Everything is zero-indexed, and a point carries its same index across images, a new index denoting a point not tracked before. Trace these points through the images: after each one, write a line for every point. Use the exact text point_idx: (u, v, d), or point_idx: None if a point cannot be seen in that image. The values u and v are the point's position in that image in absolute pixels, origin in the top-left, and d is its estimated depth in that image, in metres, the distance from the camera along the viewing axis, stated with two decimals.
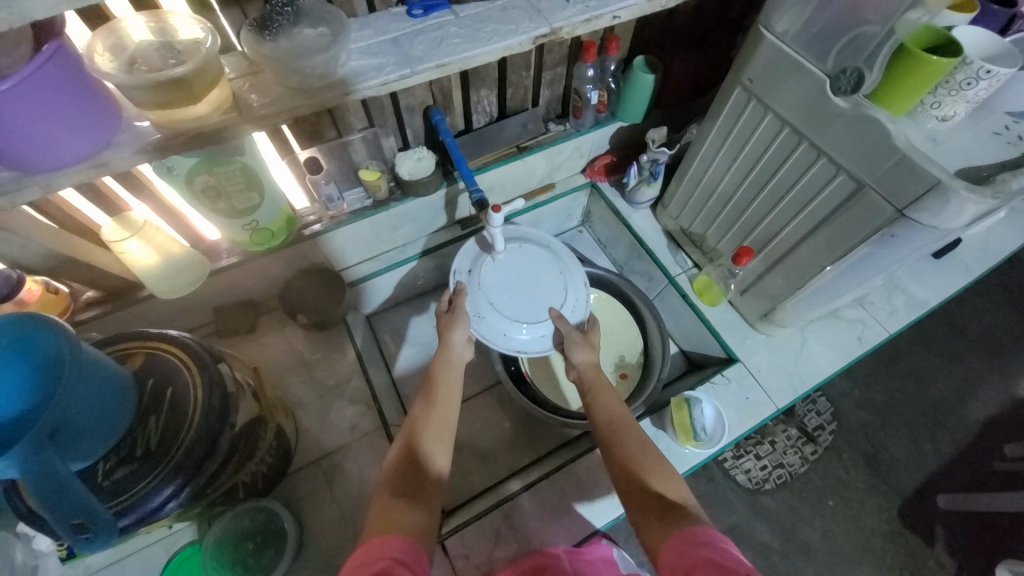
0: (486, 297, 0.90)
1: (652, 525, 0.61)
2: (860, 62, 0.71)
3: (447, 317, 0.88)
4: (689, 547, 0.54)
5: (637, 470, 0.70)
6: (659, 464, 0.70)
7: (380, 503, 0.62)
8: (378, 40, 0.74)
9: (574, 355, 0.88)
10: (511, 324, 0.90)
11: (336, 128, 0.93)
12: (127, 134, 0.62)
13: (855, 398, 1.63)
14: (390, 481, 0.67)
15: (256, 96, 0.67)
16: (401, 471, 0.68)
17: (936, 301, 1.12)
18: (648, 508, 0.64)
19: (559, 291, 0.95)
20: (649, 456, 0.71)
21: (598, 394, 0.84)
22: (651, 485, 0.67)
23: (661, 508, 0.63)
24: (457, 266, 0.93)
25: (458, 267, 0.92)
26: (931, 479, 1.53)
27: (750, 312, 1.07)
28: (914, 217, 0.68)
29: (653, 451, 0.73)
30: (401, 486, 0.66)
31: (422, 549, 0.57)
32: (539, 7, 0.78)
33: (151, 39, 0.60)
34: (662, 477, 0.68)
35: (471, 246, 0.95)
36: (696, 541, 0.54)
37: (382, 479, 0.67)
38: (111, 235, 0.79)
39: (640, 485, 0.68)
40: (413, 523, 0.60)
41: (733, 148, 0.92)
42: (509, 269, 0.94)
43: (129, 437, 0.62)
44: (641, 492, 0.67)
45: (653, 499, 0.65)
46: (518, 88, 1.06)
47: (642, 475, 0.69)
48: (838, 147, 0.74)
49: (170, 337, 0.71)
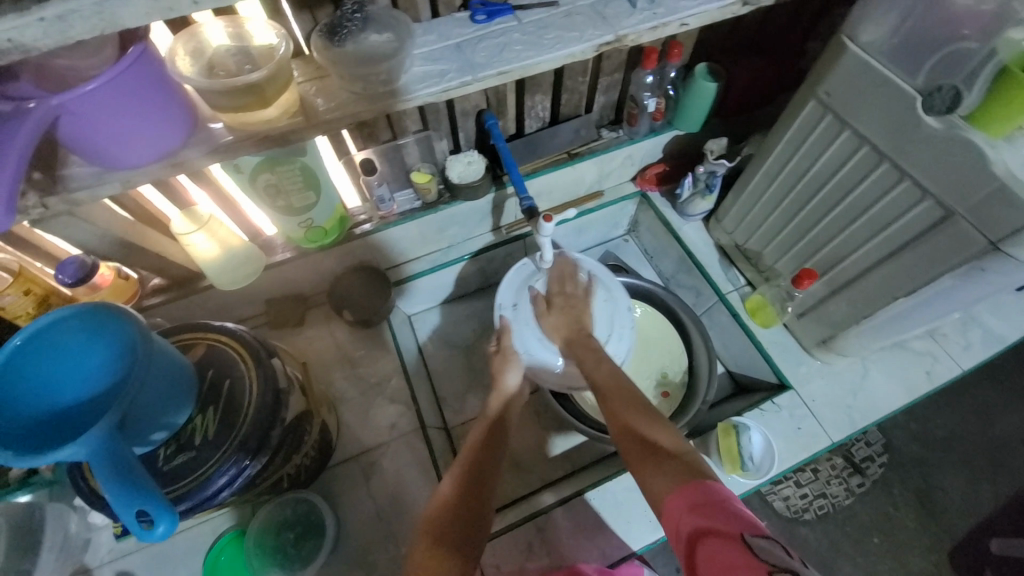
0: (532, 333, 0.92)
1: (651, 474, 0.62)
2: (959, 79, 0.64)
3: (499, 358, 0.91)
4: (686, 514, 0.54)
5: (632, 424, 0.71)
6: (649, 412, 0.72)
7: (420, 558, 0.63)
8: (440, 46, 0.74)
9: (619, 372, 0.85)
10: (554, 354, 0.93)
11: (391, 131, 0.93)
12: (202, 135, 0.64)
13: (910, 431, 1.52)
14: (433, 526, 0.67)
15: (322, 100, 0.68)
16: (449, 515, 0.69)
17: (1017, 338, 1.03)
18: (641, 458, 0.65)
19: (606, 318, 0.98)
20: (645, 413, 0.72)
21: (585, 359, 0.86)
22: (644, 434, 0.68)
23: (658, 459, 0.63)
24: (502, 301, 0.97)
25: (503, 302, 0.97)
26: (985, 523, 1.41)
27: (807, 337, 1.01)
28: (1008, 251, 0.62)
29: (645, 407, 0.73)
30: (443, 534, 0.66)
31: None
32: (604, 14, 0.76)
33: (228, 44, 0.62)
34: (657, 425, 0.69)
35: (514, 278, 0.99)
36: (692, 504, 0.54)
37: (427, 523, 0.68)
38: (179, 227, 0.82)
39: (633, 434, 0.69)
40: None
41: (801, 164, 0.87)
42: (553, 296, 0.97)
43: (188, 426, 0.66)
44: (634, 441, 0.68)
45: (647, 447, 0.66)
46: (573, 94, 1.04)
47: (637, 428, 0.70)
48: (928, 170, 0.68)
49: (228, 330, 0.73)
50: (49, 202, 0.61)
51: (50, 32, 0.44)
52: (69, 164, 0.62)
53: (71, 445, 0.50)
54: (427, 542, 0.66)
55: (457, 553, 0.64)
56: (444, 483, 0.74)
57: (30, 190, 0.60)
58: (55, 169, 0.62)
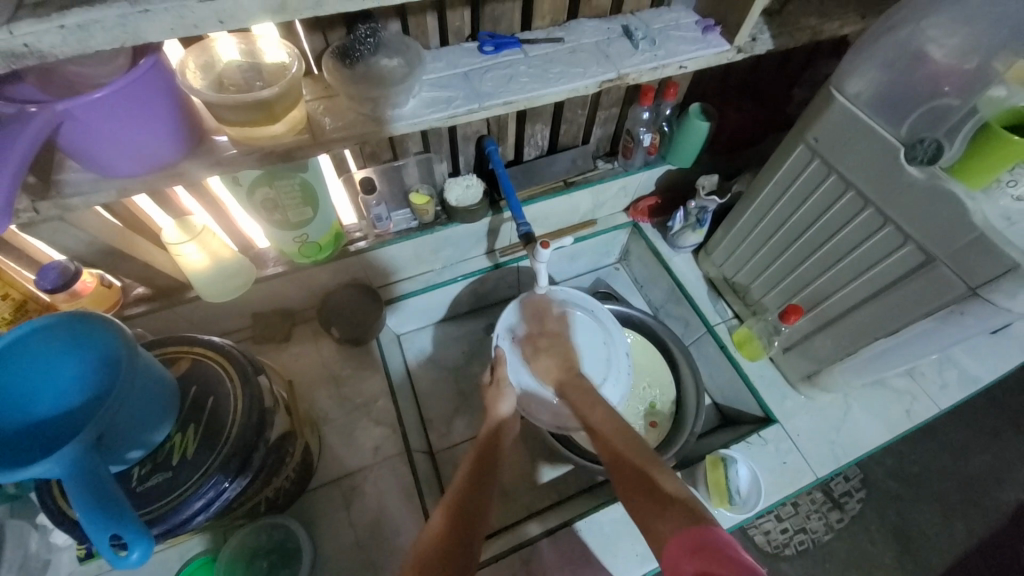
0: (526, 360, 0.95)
1: (657, 521, 0.62)
2: (940, 135, 0.69)
3: (493, 390, 0.92)
4: (687, 555, 0.54)
5: (638, 468, 0.71)
6: (654, 459, 0.72)
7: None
8: (448, 74, 0.75)
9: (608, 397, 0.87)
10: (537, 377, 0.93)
11: (393, 152, 0.94)
12: (207, 147, 0.64)
13: (886, 466, 1.55)
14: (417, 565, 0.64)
15: (329, 119, 0.69)
16: (433, 551, 0.66)
17: (990, 378, 1.07)
18: (648, 504, 0.65)
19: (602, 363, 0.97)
20: (651, 458, 0.72)
21: (579, 403, 0.85)
22: (651, 480, 0.68)
23: (662, 505, 0.63)
24: (499, 329, 0.98)
25: (501, 331, 0.98)
26: (960, 561, 1.43)
27: (792, 371, 1.03)
28: (987, 297, 0.65)
29: (650, 452, 0.73)
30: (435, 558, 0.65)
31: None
32: (608, 53, 0.79)
33: (240, 60, 0.63)
34: (662, 472, 0.69)
35: (515, 308, 1.00)
36: (692, 547, 0.55)
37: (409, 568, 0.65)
38: (171, 237, 0.81)
39: (639, 482, 0.69)
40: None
41: (789, 205, 0.90)
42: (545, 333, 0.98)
43: (167, 443, 0.63)
44: (641, 487, 0.68)
45: (653, 492, 0.66)
46: (571, 125, 1.07)
47: (642, 473, 0.70)
48: (911, 216, 0.71)
49: (213, 344, 0.71)
50: (41, 207, 0.60)
51: (68, 40, 0.43)
52: (65, 170, 0.61)
53: (45, 461, 0.48)
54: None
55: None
56: (435, 519, 0.72)
57: (23, 193, 0.59)
58: (51, 174, 0.61)
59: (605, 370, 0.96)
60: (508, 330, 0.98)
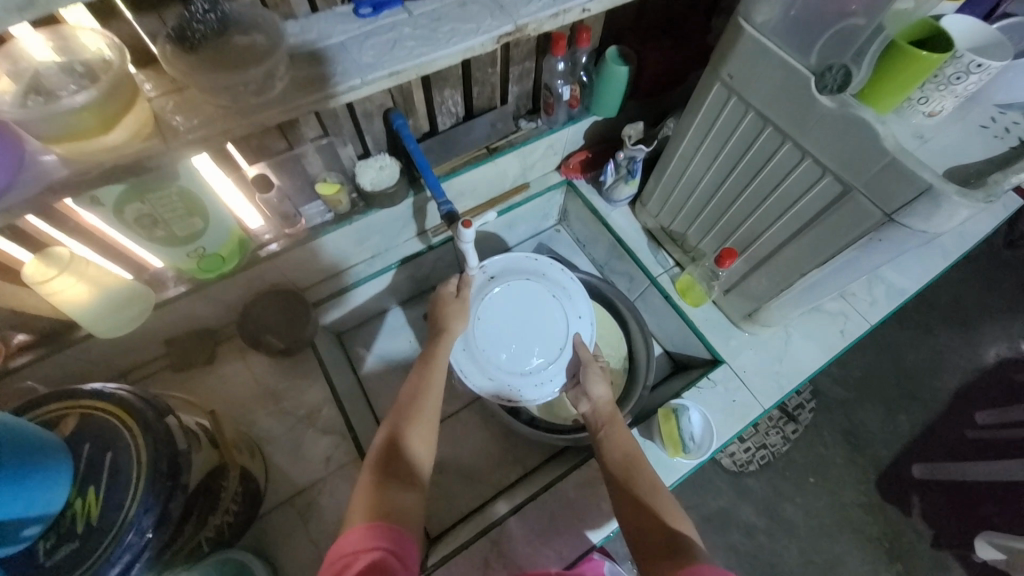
0: (478, 309, 0.96)
1: (658, 563, 0.59)
2: (847, 59, 0.68)
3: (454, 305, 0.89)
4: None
5: (652, 503, 0.68)
6: (673, 507, 0.68)
7: (362, 488, 0.62)
8: (322, 45, 0.66)
9: (593, 390, 0.88)
10: (475, 344, 0.94)
11: (285, 139, 0.84)
12: (32, 173, 0.53)
13: (833, 375, 1.65)
14: (373, 458, 0.67)
15: (181, 117, 0.59)
16: (379, 455, 0.68)
17: (914, 288, 1.12)
18: (659, 551, 0.60)
19: (544, 363, 0.96)
20: (665, 500, 0.69)
21: (608, 424, 0.83)
22: (667, 526, 0.64)
23: (666, 550, 0.60)
24: (487, 264, 0.99)
25: (488, 265, 0.99)
26: (907, 451, 1.56)
27: (734, 312, 1.05)
28: (902, 222, 0.65)
29: (665, 492, 0.71)
30: (380, 468, 0.66)
31: (397, 529, 0.56)
32: (502, 2, 0.71)
33: (54, 60, 0.53)
34: (674, 515, 0.66)
35: (514, 259, 1.01)
36: None
37: (370, 456, 0.68)
38: (32, 274, 0.69)
39: (651, 520, 0.65)
40: (401, 505, 0.61)
41: (711, 150, 0.89)
42: (515, 301, 0.99)
43: (66, 512, 0.56)
44: (653, 532, 0.63)
45: (661, 535, 0.63)
46: (484, 86, 0.98)
47: (656, 512, 0.66)
48: (824, 148, 0.70)
49: (103, 395, 0.63)
50: None
51: None
52: None
53: None
54: (370, 476, 0.64)
55: (408, 484, 0.65)
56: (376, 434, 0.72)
57: None
58: None
59: (539, 372, 0.95)
60: (492, 272, 0.99)
